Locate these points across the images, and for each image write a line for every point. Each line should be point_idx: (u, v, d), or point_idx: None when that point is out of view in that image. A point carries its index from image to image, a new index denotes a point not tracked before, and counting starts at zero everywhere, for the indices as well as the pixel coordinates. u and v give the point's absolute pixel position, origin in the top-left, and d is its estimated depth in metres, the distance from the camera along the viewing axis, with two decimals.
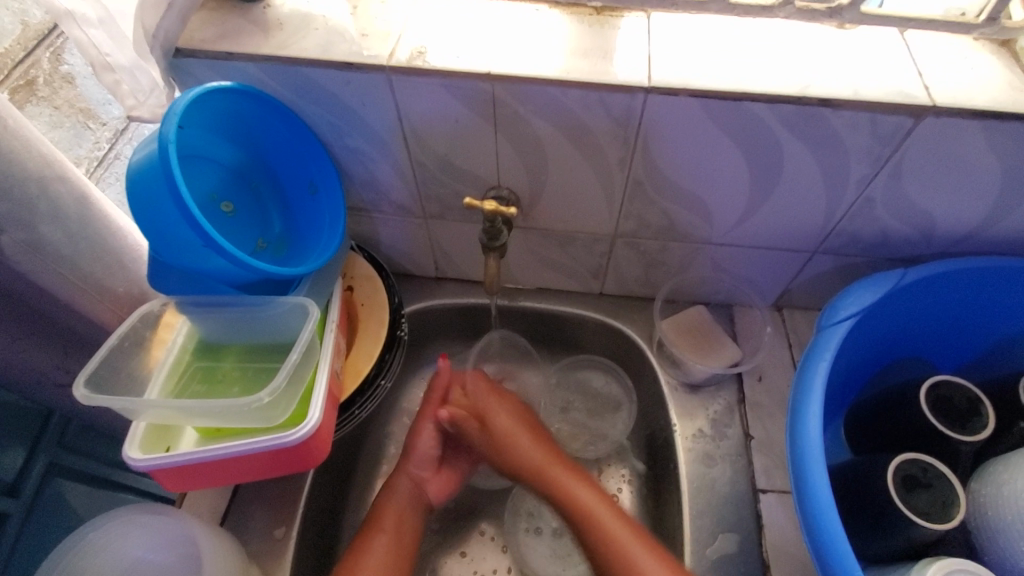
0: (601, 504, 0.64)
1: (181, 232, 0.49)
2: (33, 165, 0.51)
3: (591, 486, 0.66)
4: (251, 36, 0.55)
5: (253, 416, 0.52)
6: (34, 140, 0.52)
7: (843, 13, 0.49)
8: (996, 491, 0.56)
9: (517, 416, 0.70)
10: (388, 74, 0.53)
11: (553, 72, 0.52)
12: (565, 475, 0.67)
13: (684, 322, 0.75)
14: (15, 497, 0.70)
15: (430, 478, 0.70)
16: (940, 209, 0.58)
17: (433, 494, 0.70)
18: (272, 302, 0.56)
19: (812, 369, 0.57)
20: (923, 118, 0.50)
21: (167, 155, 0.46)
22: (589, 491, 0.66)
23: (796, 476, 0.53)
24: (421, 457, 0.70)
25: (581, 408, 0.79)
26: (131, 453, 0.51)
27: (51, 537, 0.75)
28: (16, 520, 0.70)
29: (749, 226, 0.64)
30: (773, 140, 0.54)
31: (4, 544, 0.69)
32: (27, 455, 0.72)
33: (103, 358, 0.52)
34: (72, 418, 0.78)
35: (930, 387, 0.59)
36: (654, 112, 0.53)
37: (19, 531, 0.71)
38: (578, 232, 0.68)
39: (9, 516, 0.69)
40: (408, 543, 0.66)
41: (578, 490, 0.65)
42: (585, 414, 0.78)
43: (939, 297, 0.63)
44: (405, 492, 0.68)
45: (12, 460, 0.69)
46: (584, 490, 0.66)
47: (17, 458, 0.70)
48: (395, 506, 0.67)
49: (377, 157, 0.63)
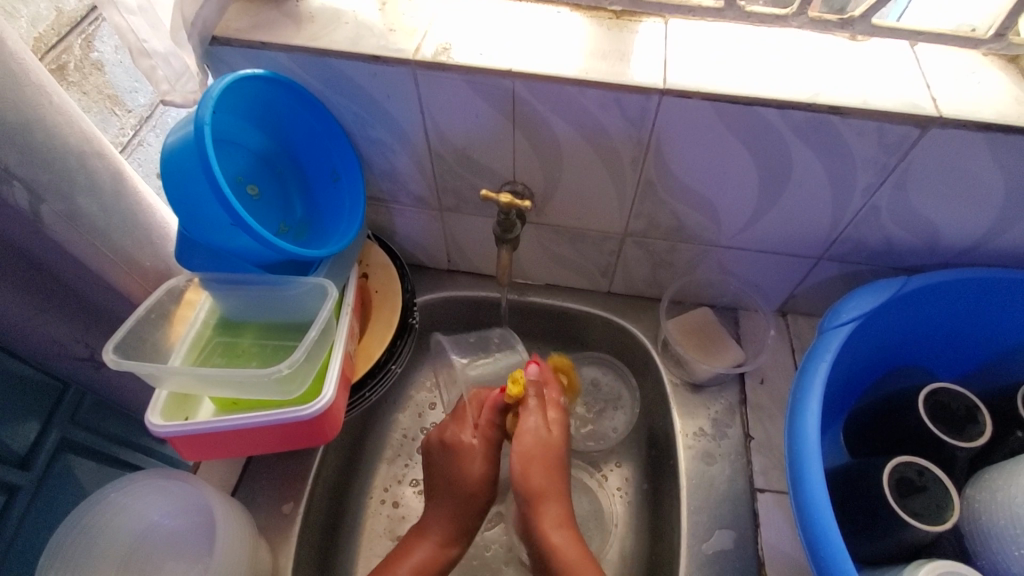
0: (576, 557, 0.62)
1: (210, 210, 0.52)
2: (75, 140, 0.55)
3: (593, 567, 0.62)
4: (283, 27, 0.58)
5: (271, 390, 0.54)
6: (76, 117, 0.55)
7: (855, 25, 0.51)
8: (991, 497, 0.57)
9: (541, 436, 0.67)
10: (413, 68, 0.55)
11: (573, 71, 0.54)
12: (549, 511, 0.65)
13: (689, 322, 0.77)
14: (25, 469, 0.67)
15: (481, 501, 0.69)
16: (944, 219, 0.60)
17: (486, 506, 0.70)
18: (293, 282, 0.58)
19: (813, 369, 0.59)
20: (929, 129, 0.51)
21: (203, 135, 0.48)
22: (562, 532, 0.64)
23: (793, 473, 0.55)
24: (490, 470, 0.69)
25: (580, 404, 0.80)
26: (153, 419, 0.54)
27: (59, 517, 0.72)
28: (25, 493, 0.67)
29: (757, 230, 0.66)
30: (783, 145, 0.55)
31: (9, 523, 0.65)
32: (40, 428, 0.69)
33: (130, 327, 0.54)
34: (87, 393, 0.75)
35: (928, 393, 0.61)
36: (667, 114, 0.55)
37: (27, 506, 0.67)
38: (590, 229, 0.70)
39: (18, 490, 0.66)
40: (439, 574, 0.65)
41: (552, 530, 0.64)
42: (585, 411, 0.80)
43: (942, 306, 0.64)
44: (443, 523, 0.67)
45: (25, 430, 0.67)
46: (586, 565, 0.61)
47: (31, 430, 0.67)
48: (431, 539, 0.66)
49: (398, 149, 0.65)
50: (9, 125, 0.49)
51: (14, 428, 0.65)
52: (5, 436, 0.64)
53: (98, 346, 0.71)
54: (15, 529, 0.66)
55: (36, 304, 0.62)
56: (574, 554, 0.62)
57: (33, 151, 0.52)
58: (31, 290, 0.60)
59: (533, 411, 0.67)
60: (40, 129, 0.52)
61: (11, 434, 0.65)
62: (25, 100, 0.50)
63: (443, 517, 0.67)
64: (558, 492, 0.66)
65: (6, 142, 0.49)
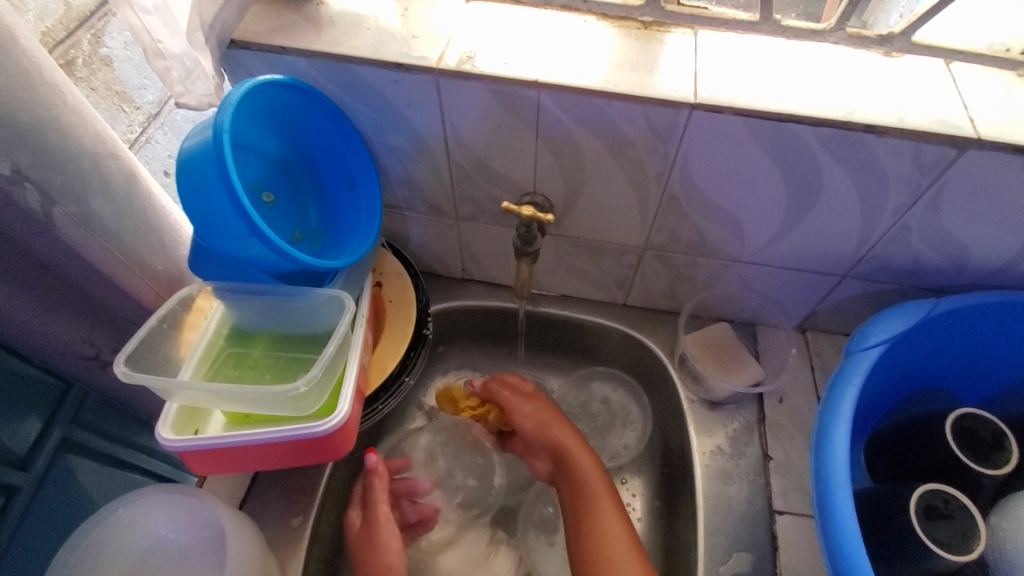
0: (614, 518, 0.61)
1: (227, 220, 0.51)
2: (88, 141, 0.54)
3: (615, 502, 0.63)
4: (303, 32, 0.56)
5: (286, 406, 0.52)
6: (89, 118, 0.54)
7: (892, 41, 0.49)
8: (1018, 527, 0.56)
9: (538, 406, 0.71)
10: (436, 76, 0.54)
11: (599, 83, 0.53)
12: (599, 493, 0.63)
13: (707, 338, 0.75)
14: (25, 470, 0.65)
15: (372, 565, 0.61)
16: (975, 241, 0.58)
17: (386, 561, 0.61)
18: (308, 293, 0.57)
19: (839, 392, 0.57)
20: (967, 150, 0.50)
21: (223, 143, 0.47)
22: (611, 507, 0.62)
23: (819, 499, 0.53)
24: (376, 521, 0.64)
25: (587, 421, 0.78)
26: (163, 433, 0.52)
27: (58, 517, 0.70)
28: (24, 495, 0.65)
29: (780, 247, 0.64)
30: (814, 162, 0.54)
31: (9, 521, 0.64)
32: (41, 428, 0.67)
33: (142, 337, 0.53)
34: (90, 392, 0.74)
35: (955, 418, 0.60)
36: (696, 128, 0.53)
37: (26, 506, 0.66)
38: (609, 242, 0.69)
39: (17, 490, 0.64)
40: None
41: (603, 505, 0.62)
42: (591, 429, 0.78)
43: (971, 329, 0.63)
44: None
45: (27, 429, 0.65)
46: (608, 504, 0.63)
47: (31, 429, 0.66)
48: None
49: (415, 157, 0.64)
50: (23, 125, 0.48)
51: (15, 427, 0.64)
52: (7, 436, 0.63)
53: (104, 345, 0.70)
54: (16, 530, 0.65)
55: (44, 305, 0.61)
56: (600, 492, 0.63)
57: (45, 153, 0.50)
58: (40, 292, 0.59)
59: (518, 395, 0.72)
60: (55, 130, 0.50)
61: (11, 435, 0.64)
62: (40, 101, 0.48)
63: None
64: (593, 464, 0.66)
65: (20, 144, 0.48)
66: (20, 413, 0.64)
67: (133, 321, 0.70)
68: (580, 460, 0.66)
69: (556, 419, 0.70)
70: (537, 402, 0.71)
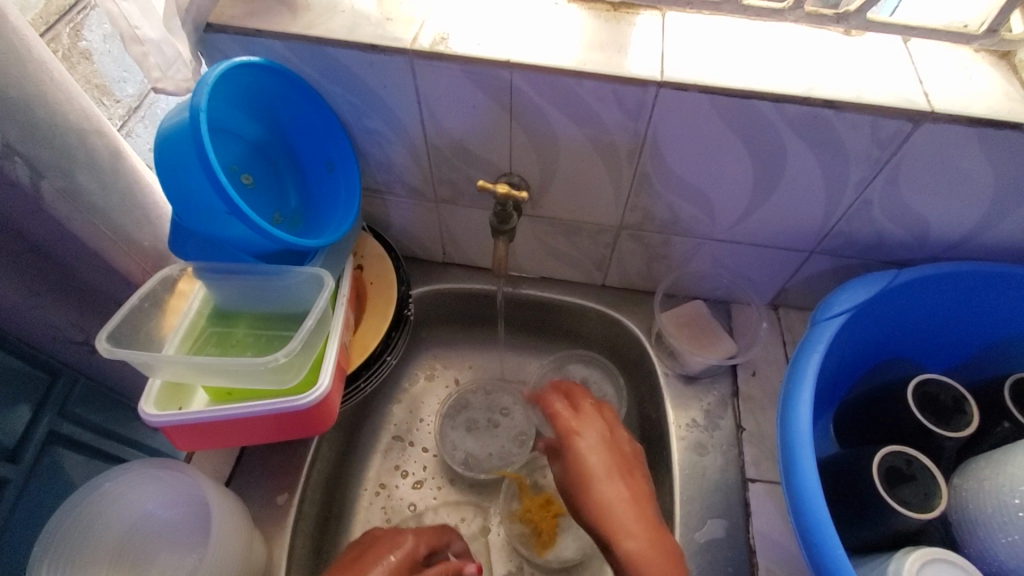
0: (625, 509, 0.57)
1: (205, 198, 0.52)
2: (75, 118, 0.56)
3: (625, 487, 0.59)
4: (279, 15, 0.57)
5: (267, 379, 0.53)
6: (76, 95, 0.56)
7: (849, 19, 0.51)
8: (978, 486, 0.58)
9: (599, 429, 0.63)
10: (410, 58, 0.55)
11: (569, 63, 0.54)
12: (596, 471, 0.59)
13: (683, 315, 0.77)
14: (14, 462, 0.64)
15: None
16: (934, 213, 0.61)
17: None
18: (288, 273, 0.58)
19: (805, 360, 0.59)
20: (921, 123, 0.52)
21: (200, 121, 0.48)
22: (618, 488, 0.58)
23: (786, 460, 0.56)
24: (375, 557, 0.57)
25: None
26: (147, 409, 0.53)
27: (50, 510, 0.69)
28: (13, 487, 0.64)
29: (750, 223, 0.66)
30: (778, 139, 0.56)
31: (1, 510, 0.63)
32: (30, 415, 0.66)
33: (124, 316, 0.54)
34: (78, 378, 0.72)
35: (917, 384, 0.62)
36: (664, 106, 0.55)
37: (14, 502, 0.64)
38: (585, 222, 0.71)
39: (7, 483, 0.63)
40: None
41: (603, 487, 0.58)
42: None
43: (932, 299, 0.65)
44: None
45: (17, 414, 0.64)
46: (613, 486, 0.59)
47: (19, 418, 0.64)
48: None
49: (393, 139, 0.65)
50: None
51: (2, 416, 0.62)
52: None
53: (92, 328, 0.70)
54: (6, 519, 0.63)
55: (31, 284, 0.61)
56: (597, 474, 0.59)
57: (34, 126, 0.52)
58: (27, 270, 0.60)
59: (589, 429, 0.63)
60: (42, 106, 0.52)
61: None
62: (28, 77, 0.51)
63: None
64: (620, 493, 0.58)
65: (8, 118, 0.50)
66: (7, 403, 0.63)
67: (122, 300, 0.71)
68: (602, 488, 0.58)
69: (615, 462, 0.60)
70: (593, 430, 0.63)
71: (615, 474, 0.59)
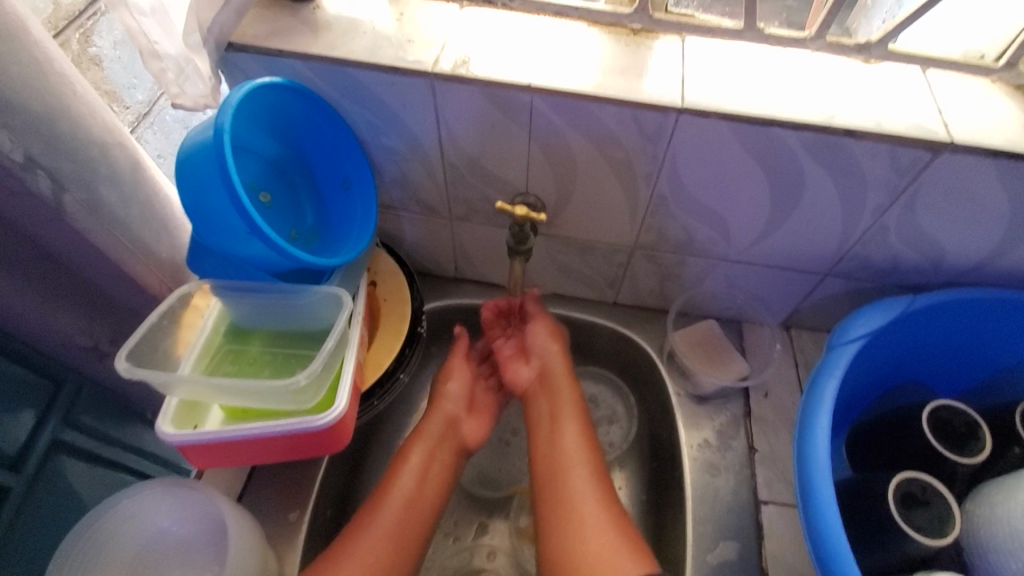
0: (581, 469, 0.64)
1: (226, 218, 0.52)
2: (95, 129, 0.57)
3: (581, 432, 0.67)
4: (300, 35, 0.57)
5: (285, 399, 0.53)
6: (98, 107, 0.57)
7: (870, 50, 0.52)
8: (991, 511, 0.58)
9: (556, 337, 0.73)
10: (432, 79, 0.56)
11: (589, 87, 0.54)
12: (563, 412, 0.69)
13: (695, 335, 0.78)
14: (16, 472, 0.64)
15: (463, 421, 0.72)
16: (949, 239, 0.61)
17: (470, 439, 0.71)
18: (307, 291, 0.58)
19: (822, 385, 0.59)
20: (940, 153, 0.52)
21: (224, 142, 0.48)
22: (578, 433, 0.67)
23: (802, 485, 0.55)
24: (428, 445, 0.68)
25: None
26: (164, 428, 0.53)
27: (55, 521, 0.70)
28: (15, 496, 0.64)
29: (764, 246, 0.66)
30: (796, 165, 0.56)
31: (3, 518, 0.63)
32: (36, 421, 0.66)
33: (142, 334, 0.54)
34: (84, 384, 0.73)
35: (931, 409, 0.62)
36: (683, 131, 0.55)
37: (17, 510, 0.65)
38: (599, 241, 0.71)
39: (8, 491, 0.64)
40: (423, 515, 0.64)
41: (568, 430, 0.67)
42: None
43: (946, 324, 0.65)
44: (437, 430, 0.69)
45: (21, 421, 0.65)
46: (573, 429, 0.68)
47: (23, 424, 0.65)
48: (404, 490, 0.63)
49: (411, 157, 0.65)
50: (29, 110, 0.49)
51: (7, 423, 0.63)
52: None
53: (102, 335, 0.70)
54: (14, 521, 0.65)
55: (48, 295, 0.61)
56: (575, 465, 0.64)
57: (57, 139, 0.53)
58: (44, 281, 0.60)
59: (540, 326, 0.74)
60: (65, 119, 0.53)
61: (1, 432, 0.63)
62: (50, 89, 0.51)
63: (421, 449, 0.67)
64: (577, 432, 0.67)
65: (32, 132, 0.50)
66: (14, 408, 0.64)
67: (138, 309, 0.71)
68: (567, 429, 0.67)
69: (579, 413, 0.69)
70: (543, 335, 0.73)
71: (576, 416, 0.69)
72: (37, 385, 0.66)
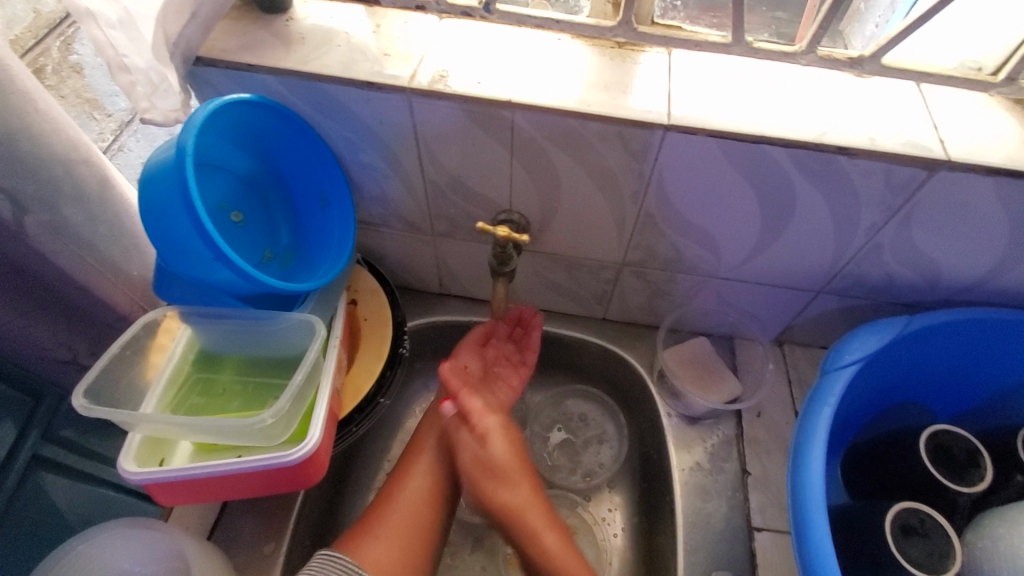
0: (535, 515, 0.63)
1: (191, 243, 0.49)
2: (62, 148, 0.53)
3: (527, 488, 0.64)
4: (272, 48, 0.55)
5: (253, 435, 0.51)
6: (63, 123, 0.53)
7: (863, 64, 0.49)
8: (994, 546, 0.55)
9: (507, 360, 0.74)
10: (409, 95, 0.53)
11: (573, 103, 0.52)
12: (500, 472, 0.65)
13: (686, 352, 0.75)
14: None
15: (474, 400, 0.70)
16: (946, 257, 0.59)
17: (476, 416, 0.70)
18: (279, 317, 0.56)
19: (815, 411, 0.57)
20: (936, 171, 0.50)
21: (185, 166, 0.46)
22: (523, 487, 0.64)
23: (795, 516, 0.53)
24: (431, 435, 0.68)
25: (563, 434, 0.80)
26: (126, 466, 0.50)
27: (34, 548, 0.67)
28: None
29: (756, 263, 0.64)
30: (787, 183, 0.54)
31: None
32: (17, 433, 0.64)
33: (102, 368, 0.51)
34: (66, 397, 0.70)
35: (929, 434, 0.60)
36: (671, 148, 0.53)
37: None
38: (586, 258, 0.68)
39: None
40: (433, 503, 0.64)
41: (501, 489, 0.64)
42: (567, 442, 0.79)
43: (944, 344, 0.63)
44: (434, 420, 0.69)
45: (1, 434, 0.63)
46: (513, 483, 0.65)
47: (5, 436, 0.63)
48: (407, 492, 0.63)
49: (390, 173, 0.62)
50: None
51: None
52: None
53: (82, 348, 0.68)
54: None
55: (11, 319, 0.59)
56: (529, 511, 0.63)
57: (16, 161, 0.49)
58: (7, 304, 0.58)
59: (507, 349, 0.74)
60: (25, 138, 0.49)
61: None
62: (10, 108, 0.47)
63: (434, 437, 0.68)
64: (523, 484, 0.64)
65: None
66: None
67: (109, 329, 0.68)
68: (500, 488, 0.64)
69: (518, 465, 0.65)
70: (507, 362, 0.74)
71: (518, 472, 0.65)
72: (15, 401, 0.64)
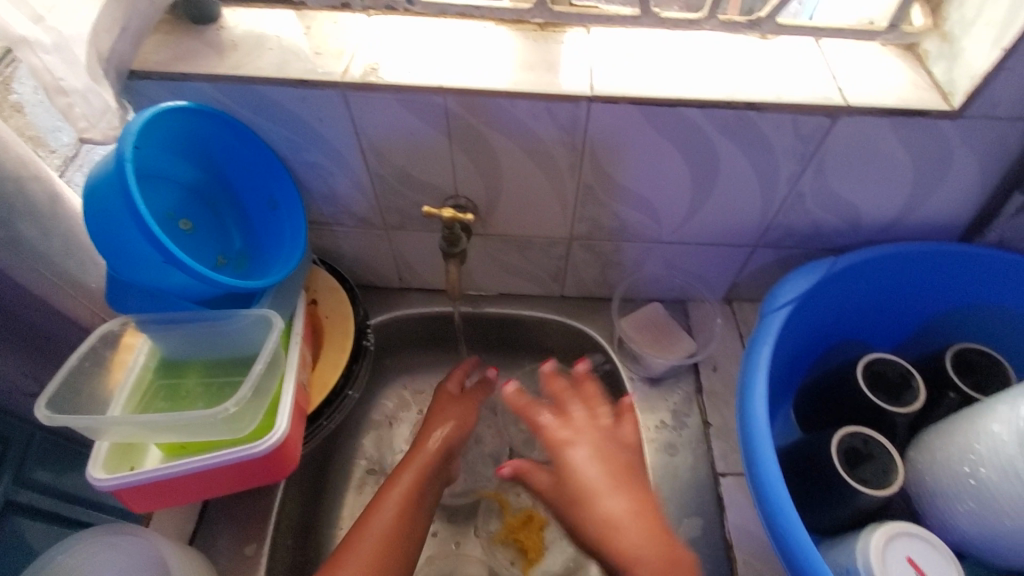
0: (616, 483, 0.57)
1: (140, 249, 0.50)
2: (12, 165, 0.52)
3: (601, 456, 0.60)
4: (206, 58, 0.57)
5: (219, 429, 0.52)
6: (8, 140, 0.52)
7: (762, 25, 0.53)
8: (930, 458, 0.60)
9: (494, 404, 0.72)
10: (343, 90, 0.55)
11: (504, 84, 0.55)
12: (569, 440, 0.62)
13: (642, 318, 0.79)
14: None
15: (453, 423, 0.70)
16: (863, 200, 0.64)
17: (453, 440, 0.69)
18: (235, 316, 0.56)
19: (758, 352, 0.61)
20: (839, 117, 0.55)
21: (125, 172, 0.47)
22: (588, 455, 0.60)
23: (748, 453, 0.57)
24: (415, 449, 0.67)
25: None
26: (95, 474, 0.51)
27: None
28: None
29: (693, 224, 0.68)
30: (709, 143, 0.58)
31: None
32: None
33: (63, 379, 0.52)
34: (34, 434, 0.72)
35: (866, 364, 0.64)
36: (598, 119, 0.56)
37: None
38: (535, 237, 0.71)
39: None
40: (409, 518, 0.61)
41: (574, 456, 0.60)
42: None
43: (872, 281, 0.68)
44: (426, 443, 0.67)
45: None
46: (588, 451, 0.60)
47: None
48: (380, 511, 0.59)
49: (335, 170, 0.64)
50: None
51: None
52: None
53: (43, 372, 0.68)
54: None
55: None
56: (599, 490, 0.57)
57: None
58: None
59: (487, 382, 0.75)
60: None
61: None
62: None
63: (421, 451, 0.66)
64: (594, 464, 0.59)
65: None
66: None
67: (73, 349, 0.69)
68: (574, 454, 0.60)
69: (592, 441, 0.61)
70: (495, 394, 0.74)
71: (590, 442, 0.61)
72: None
